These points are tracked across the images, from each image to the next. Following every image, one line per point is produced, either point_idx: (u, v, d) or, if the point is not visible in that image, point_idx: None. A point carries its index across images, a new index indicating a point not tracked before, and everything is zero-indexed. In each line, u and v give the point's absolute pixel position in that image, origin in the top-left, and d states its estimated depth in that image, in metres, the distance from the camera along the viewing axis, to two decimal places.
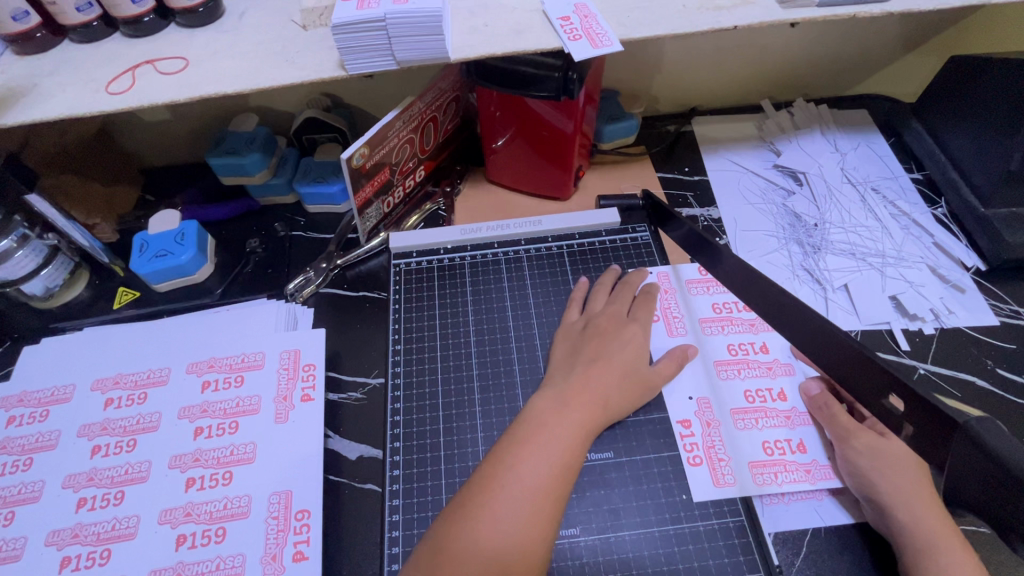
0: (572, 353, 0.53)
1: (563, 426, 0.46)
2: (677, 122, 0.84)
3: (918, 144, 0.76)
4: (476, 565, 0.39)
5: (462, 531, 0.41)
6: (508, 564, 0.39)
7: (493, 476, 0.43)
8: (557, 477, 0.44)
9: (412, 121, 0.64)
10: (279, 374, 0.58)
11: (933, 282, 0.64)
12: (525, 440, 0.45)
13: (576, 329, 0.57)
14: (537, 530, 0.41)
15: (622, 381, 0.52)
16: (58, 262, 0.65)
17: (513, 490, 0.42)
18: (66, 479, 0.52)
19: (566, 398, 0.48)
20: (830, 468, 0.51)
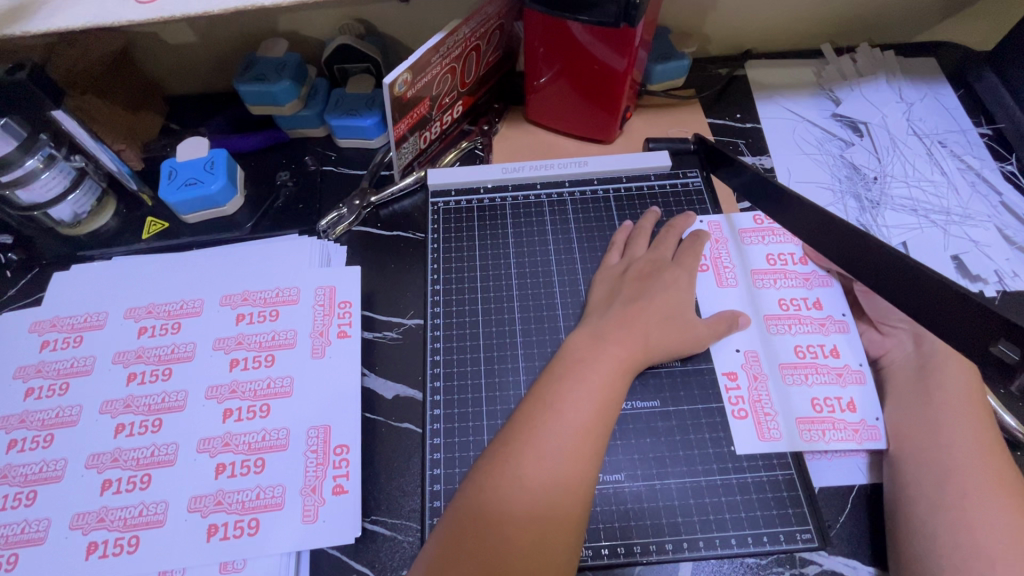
0: (621, 296, 0.51)
1: (604, 361, 0.44)
2: (730, 65, 0.78)
3: (992, 97, 0.71)
4: (522, 504, 0.38)
5: (506, 469, 0.39)
6: (553, 501, 0.38)
7: (535, 413, 0.41)
8: (600, 414, 0.42)
9: (456, 49, 0.60)
10: (314, 310, 0.57)
11: (1000, 242, 0.61)
12: (566, 377, 0.43)
13: (616, 273, 0.54)
14: (582, 466, 0.39)
15: (674, 329, 0.50)
16: (86, 186, 0.63)
17: (556, 427, 0.40)
18: (103, 404, 0.52)
19: (616, 342, 0.46)
20: (877, 428, 0.49)
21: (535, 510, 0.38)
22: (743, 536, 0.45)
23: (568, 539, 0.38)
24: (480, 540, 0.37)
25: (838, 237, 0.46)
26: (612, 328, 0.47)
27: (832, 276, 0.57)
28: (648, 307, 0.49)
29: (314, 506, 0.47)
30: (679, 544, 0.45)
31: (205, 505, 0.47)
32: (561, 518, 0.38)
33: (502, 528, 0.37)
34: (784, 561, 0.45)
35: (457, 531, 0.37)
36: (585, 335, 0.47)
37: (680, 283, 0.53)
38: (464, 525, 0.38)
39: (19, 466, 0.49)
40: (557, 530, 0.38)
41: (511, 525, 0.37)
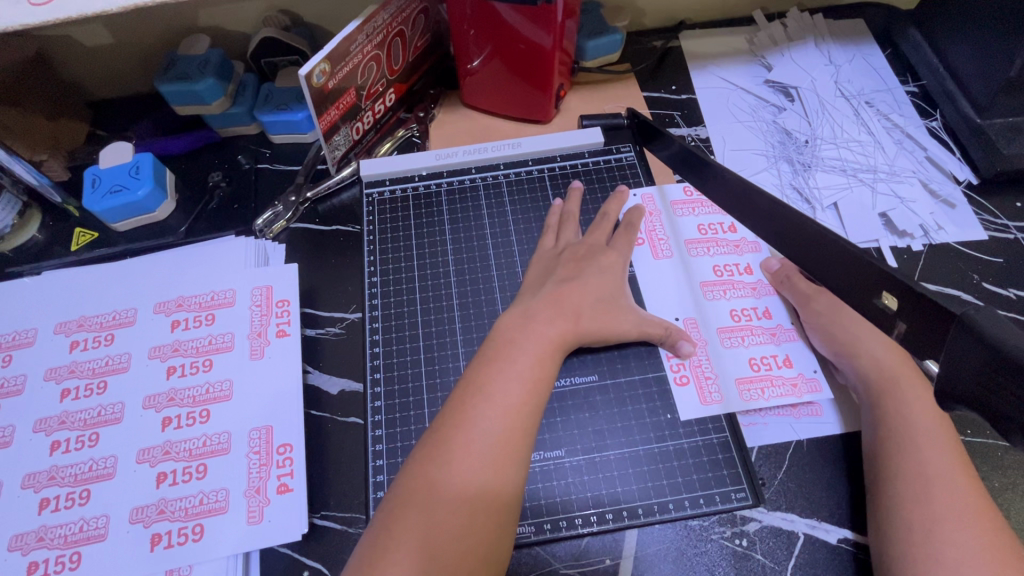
0: (553, 275, 0.51)
1: (532, 340, 0.45)
2: (664, 37, 0.78)
3: (916, 55, 0.72)
4: (453, 489, 0.38)
5: (437, 456, 0.39)
6: (483, 482, 0.39)
7: (465, 397, 0.42)
8: (529, 394, 0.42)
9: (376, 36, 0.59)
10: (251, 311, 0.56)
11: (924, 197, 0.63)
12: (495, 360, 0.44)
13: (549, 253, 0.54)
14: (512, 445, 0.40)
15: (606, 304, 0.50)
16: (4, 201, 0.61)
17: (485, 410, 0.41)
18: (36, 423, 0.51)
19: (545, 321, 0.46)
20: (816, 380, 0.51)
21: (464, 492, 0.38)
22: (681, 500, 0.46)
23: (499, 518, 0.38)
24: (412, 528, 0.37)
25: (749, 207, 0.47)
26: (541, 307, 0.47)
27: (761, 242, 0.58)
28: (579, 283, 0.50)
29: (259, 507, 0.47)
30: (620, 513, 0.46)
31: (147, 515, 0.47)
32: (491, 498, 0.38)
33: (434, 512, 0.37)
34: (724, 520, 0.46)
35: (389, 521, 0.37)
36: (514, 314, 0.47)
37: (612, 257, 0.53)
38: (395, 516, 0.38)
39: None
40: (487, 511, 0.38)
41: (442, 509, 0.37)
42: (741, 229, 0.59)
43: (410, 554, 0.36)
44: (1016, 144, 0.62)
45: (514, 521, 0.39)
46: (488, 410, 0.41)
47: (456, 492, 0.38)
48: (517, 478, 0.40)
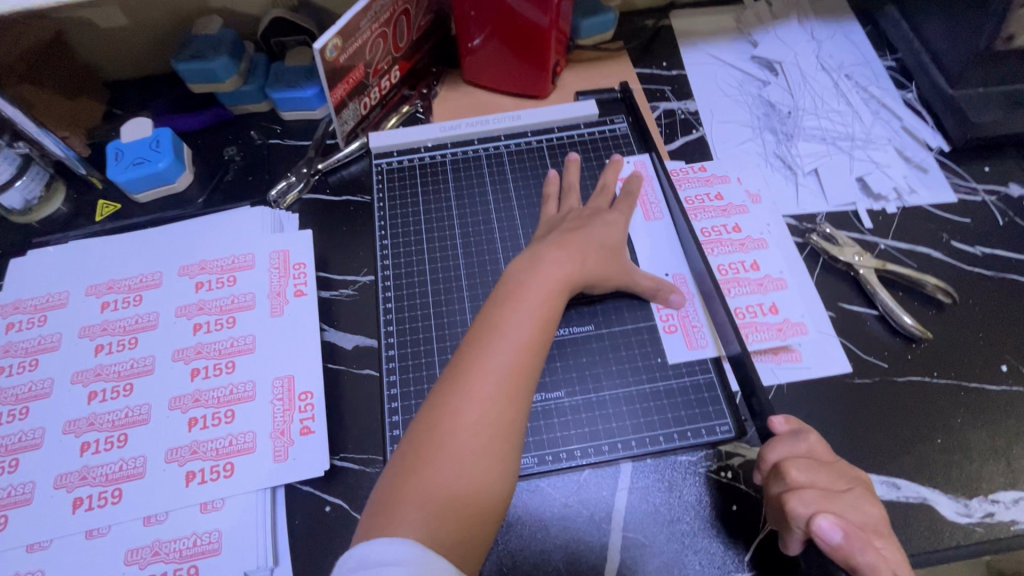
0: (558, 229, 0.55)
1: (543, 281, 0.48)
2: (655, 16, 0.82)
3: (894, 30, 0.76)
4: (473, 416, 0.42)
5: (459, 387, 0.43)
6: (499, 410, 0.42)
7: (483, 335, 0.45)
8: (539, 332, 0.46)
9: (383, 14, 0.62)
10: (270, 273, 0.60)
11: (898, 163, 0.67)
12: (508, 302, 0.47)
13: (555, 216, 0.58)
14: (523, 376, 0.44)
15: (610, 252, 0.54)
16: (33, 173, 0.65)
17: (500, 346, 0.44)
18: (74, 375, 0.54)
19: (553, 264, 0.50)
20: (799, 325, 0.57)
21: (484, 419, 0.42)
22: (671, 434, 0.51)
23: (513, 444, 0.42)
24: (438, 451, 0.40)
25: None
26: (551, 250, 0.51)
27: (747, 206, 0.64)
28: (585, 233, 0.54)
29: (284, 447, 0.51)
30: (615, 445, 0.51)
31: (181, 455, 0.51)
32: (506, 422, 0.42)
33: (456, 436, 0.41)
34: (710, 455, 0.51)
35: (416, 446, 0.41)
36: (526, 260, 0.51)
37: (615, 215, 0.57)
38: (421, 441, 0.41)
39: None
40: (503, 435, 0.42)
41: (463, 433, 0.41)
42: (727, 196, 0.64)
43: (437, 474, 0.40)
44: (986, 112, 0.66)
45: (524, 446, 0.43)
46: (503, 347, 0.44)
47: (476, 419, 0.42)
48: (528, 406, 0.44)
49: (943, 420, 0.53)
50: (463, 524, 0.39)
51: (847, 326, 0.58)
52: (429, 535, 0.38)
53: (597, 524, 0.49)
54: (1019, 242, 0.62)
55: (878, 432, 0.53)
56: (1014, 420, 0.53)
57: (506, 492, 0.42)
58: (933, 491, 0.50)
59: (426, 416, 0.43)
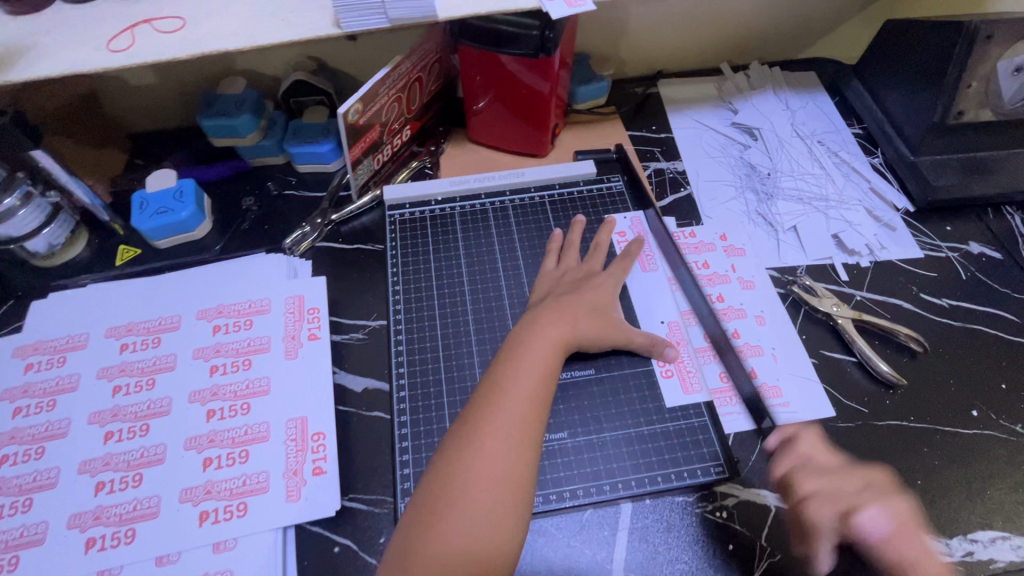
0: (555, 292, 0.59)
1: (540, 342, 0.53)
2: (644, 84, 0.89)
3: (859, 102, 0.84)
4: (484, 468, 0.44)
5: (469, 443, 0.45)
6: (507, 465, 0.45)
7: (492, 393, 0.48)
8: (540, 388, 0.49)
9: (400, 81, 0.68)
10: (285, 317, 0.63)
11: (869, 221, 0.73)
12: (511, 362, 0.51)
13: (554, 275, 0.62)
14: (529, 431, 0.47)
15: (600, 314, 0.58)
16: (61, 220, 0.67)
17: (508, 403, 0.47)
18: (91, 415, 0.56)
19: (551, 323, 0.54)
20: (776, 388, 0.60)
21: (494, 474, 0.44)
22: (668, 474, 0.54)
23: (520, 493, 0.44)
24: (449, 501, 0.43)
25: None
26: (546, 312, 0.56)
27: (731, 275, 0.68)
28: (576, 297, 0.58)
29: (297, 486, 0.53)
30: (615, 484, 0.54)
31: (195, 495, 0.52)
32: (515, 477, 0.44)
33: (468, 491, 0.43)
34: (707, 496, 0.54)
35: (431, 502, 0.43)
36: (525, 321, 0.56)
37: (605, 277, 0.62)
38: (436, 493, 0.44)
39: (13, 477, 0.53)
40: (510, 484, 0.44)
41: (475, 485, 0.43)
42: (713, 265, 0.69)
43: (450, 530, 0.42)
44: (944, 178, 0.73)
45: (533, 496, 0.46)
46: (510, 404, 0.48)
47: (485, 474, 0.44)
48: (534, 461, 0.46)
49: (920, 462, 0.57)
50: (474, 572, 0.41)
51: (828, 372, 0.62)
52: None
53: (600, 565, 0.51)
54: (982, 296, 0.68)
55: (862, 472, 0.56)
56: (987, 462, 0.57)
57: (516, 544, 0.43)
58: (917, 531, 0.53)
59: (439, 472, 0.45)
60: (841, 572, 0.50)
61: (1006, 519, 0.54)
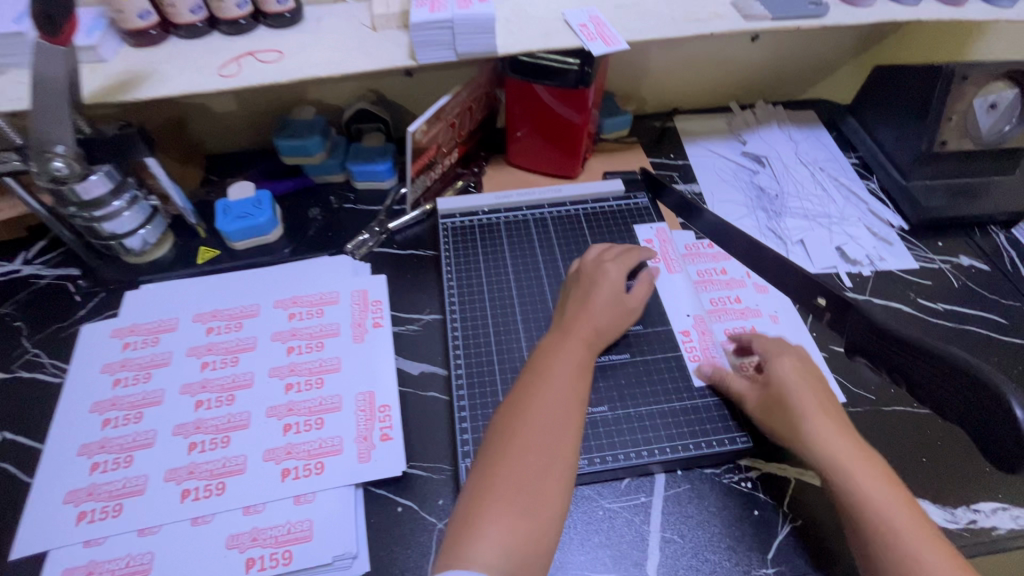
0: (574, 297, 0.65)
1: (575, 337, 0.59)
2: (662, 119, 1.01)
3: (855, 135, 0.94)
4: (534, 438, 0.49)
5: (519, 417, 0.51)
6: (554, 435, 0.50)
7: (537, 377, 0.54)
8: (579, 374, 0.55)
9: (457, 108, 0.79)
10: (352, 307, 0.71)
11: (868, 236, 0.82)
12: (553, 350, 0.58)
13: (573, 277, 0.69)
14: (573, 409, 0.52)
15: (616, 303, 0.64)
16: (155, 223, 0.76)
17: (553, 385, 0.53)
18: (183, 386, 0.63)
19: (581, 321, 0.61)
20: None
21: (543, 442, 0.49)
22: (698, 443, 0.61)
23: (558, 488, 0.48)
24: (505, 465, 0.48)
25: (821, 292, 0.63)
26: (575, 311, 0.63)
27: (747, 279, 0.76)
28: (596, 300, 0.64)
29: (367, 450, 0.59)
30: (651, 451, 0.60)
31: (278, 454, 0.58)
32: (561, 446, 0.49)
33: (521, 457, 0.48)
34: (732, 468, 0.61)
35: (488, 466, 0.48)
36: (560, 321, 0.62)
37: (613, 262, 0.68)
38: (492, 459, 0.49)
39: (115, 438, 0.59)
40: (546, 478, 0.48)
41: (527, 452, 0.49)
42: (731, 271, 0.77)
43: (506, 489, 0.46)
44: (933, 200, 0.83)
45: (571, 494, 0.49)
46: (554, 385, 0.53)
47: (536, 442, 0.49)
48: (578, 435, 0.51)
49: (925, 442, 0.63)
50: (516, 558, 0.44)
51: (838, 362, 0.69)
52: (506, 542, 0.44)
53: (639, 525, 0.57)
54: (972, 301, 0.75)
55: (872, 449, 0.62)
56: None
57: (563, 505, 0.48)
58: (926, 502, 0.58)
59: (494, 441, 0.50)
60: (852, 535, 0.57)
61: (1006, 492, 0.59)
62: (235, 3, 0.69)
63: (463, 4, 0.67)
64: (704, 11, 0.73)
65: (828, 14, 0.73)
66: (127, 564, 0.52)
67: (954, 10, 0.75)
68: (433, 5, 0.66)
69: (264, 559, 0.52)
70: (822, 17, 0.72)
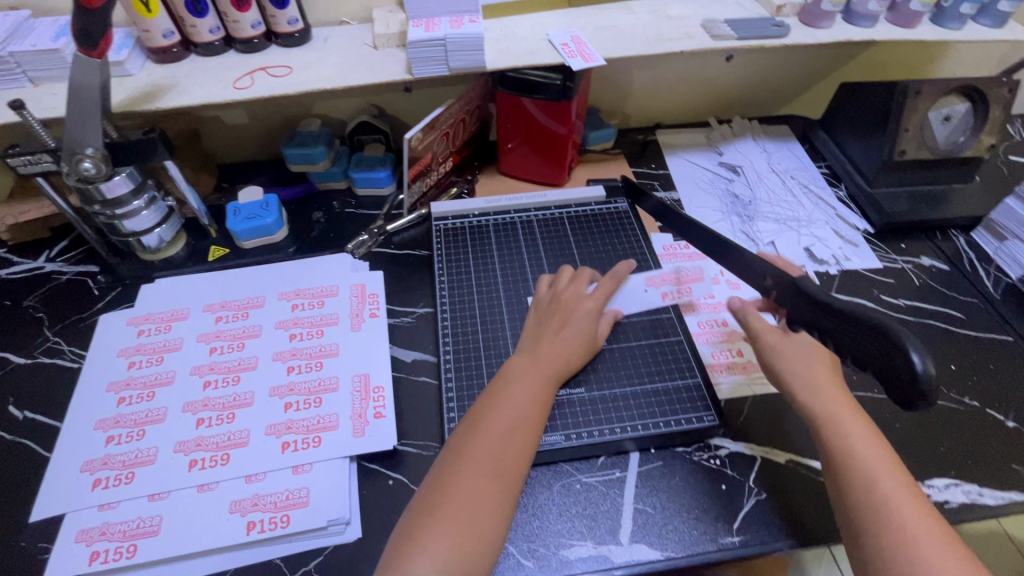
0: (548, 327, 0.67)
1: (539, 365, 0.62)
2: (645, 133, 1.07)
3: (825, 147, 1.01)
4: (483, 458, 0.52)
5: (475, 440, 0.54)
6: (503, 458, 0.53)
7: (494, 403, 0.58)
8: (535, 402, 0.59)
9: (450, 120, 0.86)
10: (350, 299, 0.76)
11: (835, 238, 0.87)
12: (513, 378, 0.61)
13: (545, 301, 0.71)
14: (525, 433, 0.56)
15: (585, 337, 0.67)
16: (170, 222, 0.82)
17: (507, 411, 0.57)
18: (193, 368, 0.68)
19: (548, 349, 0.64)
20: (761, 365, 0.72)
21: (491, 463, 0.52)
22: (668, 421, 0.65)
23: (503, 503, 0.51)
24: (452, 482, 0.51)
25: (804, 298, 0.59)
26: (543, 339, 0.66)
27: (720, 277, 0.81)
28: (568, 333, 0.66)
29: (361, 425, 0.64)
30: (624, 427, 0.65)
31: (278, 429, 0.63)
32: (507, 467, 0.53)
33: (468, 476, 0.51)
34: (702, 447, 0.65)
35: (439, 483, 0.51)
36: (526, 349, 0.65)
37: (591, 298, 0.70)
38: (443, 476, 0.52)
39: (129, 413, 0.64)
40: (492, 495, 0.51)
41: (475, 470, 0.52)
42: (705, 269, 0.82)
43: (450, 503, 0.50)
44: (896, 205, 0.88)
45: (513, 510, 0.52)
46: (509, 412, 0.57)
47: (485, 463, 0.52)
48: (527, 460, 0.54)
49: (884, 424, 0.67)
50: (455, 572, 0.46)
51: None
52: (447, 549, 0.47)
53: (613, 498, 0.61)
54: (931, 297, 0.80)
55: None
56: (940, 425, 0.67)
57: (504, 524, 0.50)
58: None
59: (446, 461, 0.53)
60: (813, 508, 0.60)
61: (959, 469, 0.63)
62: (251, 24, 0.77)
63: (455, 25, 0.74)
64: (676, 32, 0.80)
65: (789, 34, 0.80)
66: (137, 525, 0.56)
67: (906, 30, 0.81)
68: (428, 25, 0.74)
69: (263, 522, 0.57)
70: (783, 37, 0.79)
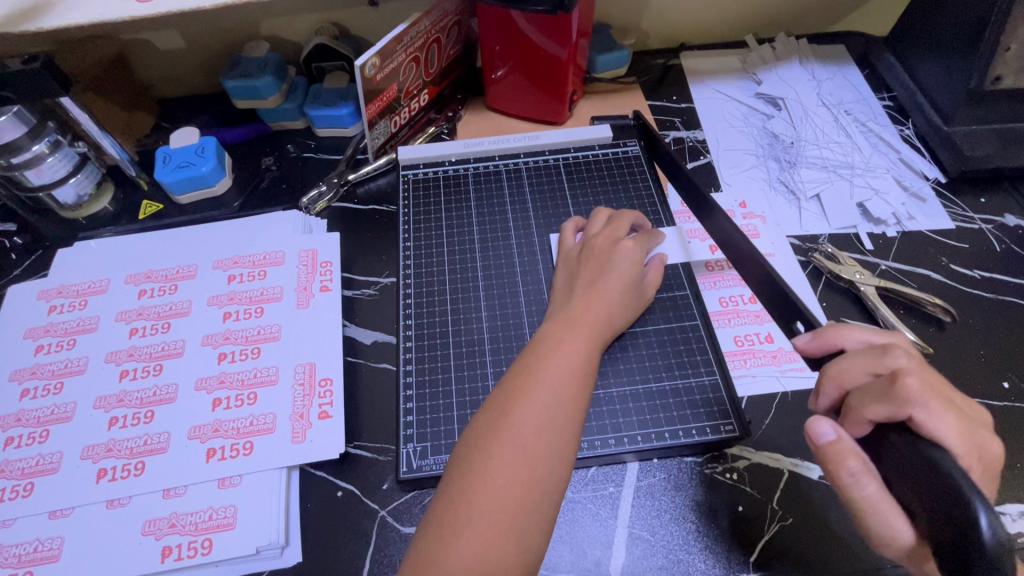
0: (581, 278, 0.54)
1: (577, 331, 0.48)
2: (666, 57, 0.88)
3: (890, 73, 0.81)
4: (513, 456, 0.40)
5: (501, 431, 0.41)
6: (539, 455, 0.40)
7: (524, 381, 0.44)
8: (578, 379, 0.45)
9: (417, 40, 0.68)
10: (298, 269, 0.64)
11: (896, 190, 0.70)
12: (548, 347, 0.46)
13: (574, 253, 0.58)
14: (566, 421, 0.42)
15: (630, 294, 0.55)
16: (86, 171, 0.69)
17: (540, 392, 0.43)
18: (108, 354, 0.57)
19: (585, 309, 0.51)
20: (794, 353, 0.58)
21: (523, 463, 0.40)
22: (675, 431, 0.53)
23: (541, 514, 0.39)
24: (473, 489, 0.39)
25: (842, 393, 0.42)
26: (581, 295, 0.52)
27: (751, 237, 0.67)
28: (606, 284, 0.53)
29: (302, 429, 0.53)
30: (620, 438, 0.53)
31: (204, 432, 0.53)
32: (542, 469, 0.40)
33: (494, 480, 0.39)
34: (716, 457, 0.53)
35: (456, 490, 0.39)
36: (564, 308, 0.51)
37: (627, 241, 0.57)
38: (458, 479, 0.39)
39: (32, 410, 0.54)
40: (527, 508, 0.39)
41: (503, 473, 0.39)
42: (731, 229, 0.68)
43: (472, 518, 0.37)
44: (979, 148, 0.70)
45: (554, 521, 0.40)
46: (544, 393, 0.43)
47: (514, 463, 0.39)
48: (569, 454, 0.42)
49: None
50: None
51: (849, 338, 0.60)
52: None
53: (603, 521, 0.50)
54: (1016, 268, 0.64)
55: None
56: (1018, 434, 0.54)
57: (542, 540, 0.39)
58: None
59: (464, 455, 0.41)
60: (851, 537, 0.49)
61: None
62: None
63: None
64: None
65: None
66: (34, 549, 0.47)
67: None
68: None
69: (181, 548, 0.47)
70: None
